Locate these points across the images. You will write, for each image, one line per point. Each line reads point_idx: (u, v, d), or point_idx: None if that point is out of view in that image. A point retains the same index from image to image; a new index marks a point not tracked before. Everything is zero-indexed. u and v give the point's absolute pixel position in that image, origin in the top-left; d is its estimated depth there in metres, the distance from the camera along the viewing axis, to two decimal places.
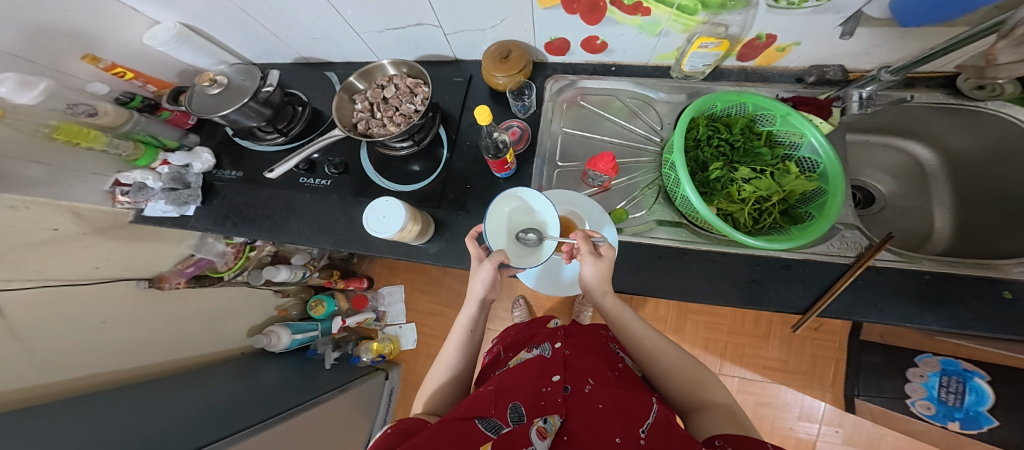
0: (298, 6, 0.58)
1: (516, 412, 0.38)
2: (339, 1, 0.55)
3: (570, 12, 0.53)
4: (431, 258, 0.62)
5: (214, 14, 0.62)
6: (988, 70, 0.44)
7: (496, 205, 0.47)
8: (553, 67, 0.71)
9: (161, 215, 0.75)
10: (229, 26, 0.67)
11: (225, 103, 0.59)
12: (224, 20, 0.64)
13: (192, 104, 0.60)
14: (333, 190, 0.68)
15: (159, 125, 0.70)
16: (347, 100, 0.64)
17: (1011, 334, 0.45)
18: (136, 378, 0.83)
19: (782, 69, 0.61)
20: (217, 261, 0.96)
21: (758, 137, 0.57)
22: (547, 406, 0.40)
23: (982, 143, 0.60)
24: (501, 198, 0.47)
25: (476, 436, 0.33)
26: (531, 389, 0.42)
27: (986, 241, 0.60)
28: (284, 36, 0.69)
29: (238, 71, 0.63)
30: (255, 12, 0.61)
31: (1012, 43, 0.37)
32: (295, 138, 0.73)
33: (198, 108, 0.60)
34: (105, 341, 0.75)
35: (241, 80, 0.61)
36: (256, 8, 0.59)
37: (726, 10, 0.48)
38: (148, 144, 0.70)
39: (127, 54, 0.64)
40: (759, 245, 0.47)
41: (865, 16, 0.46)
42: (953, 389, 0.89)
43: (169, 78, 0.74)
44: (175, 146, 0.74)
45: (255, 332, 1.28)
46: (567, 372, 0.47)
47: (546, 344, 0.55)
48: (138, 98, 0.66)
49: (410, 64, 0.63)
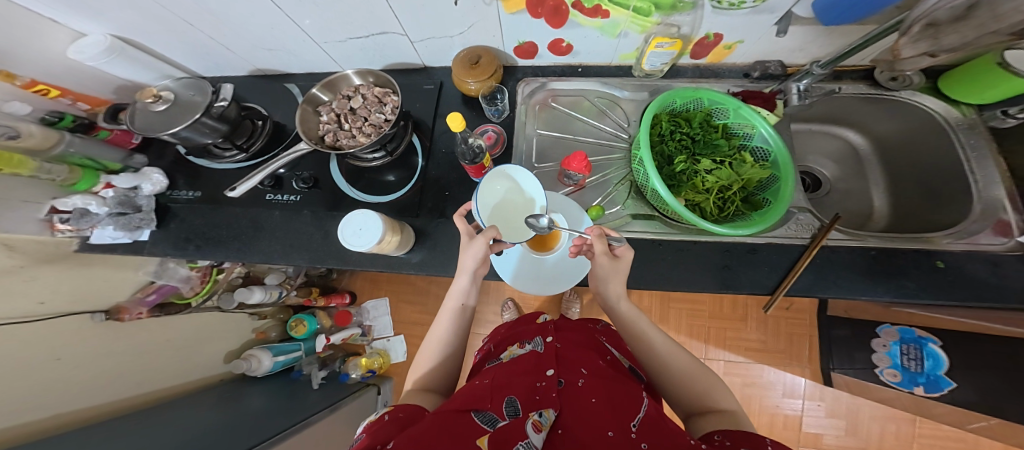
0: (246, 17, 0.56)
1: (511, 405, 0.38)
2: (294, 11, 0.54)
3: (536, 16, 0.55)
4: (414, 269, 0.61)
5: (153, 27, 0.59)
6: (895, 64, 0.47)
7: (487, 179, 0.51)
8: (523, 70, 0.72)
9: (111, 241, 0.69)
10: (168, 38, 0.63)
11: (174, 120, 0.56)
12: (162, 31, 0.61)
13: (134, 122, 0.57)
14: (303, 205, 0.65)
15: (99, 147, 0.64)
16: (311, 112, 0.61)
17: (949, 299, 0.49)
18: (104, 416, 0.77)
19: (730, 65, 0.65)
20: (181, 286, 0.91)
21: (716, 130, 0.59)
22: (542, 401, 0.40)
23: (903, 128, 0.66)
24: (491, 174, 0.51)
25: (472, 429, 0.33)
26: (525, 383, 0.43)
27: (916, 217, 0.65)
28: (236, 48, 0.67)
29: (186, 85, 0.60)
30: (200, 23, 0.58)
31: (913, 39, 0.40)
32: (256, 155, 0.70)
33: (141, 126, 0.56)
34: (62, 379, 0.70)
35: (190, 95, 0.58)
36: (199, 17, 0.56)
37: (676, 11, 0.51)
38: (87, 168, 0.65)
39: (53, 71, 0.58)
40: (724, 232, 0.49)
41: (795, 16, 0.50)
42: (913, 356, 0.94)
43: (106, 95, 0.69)
44: (117, 168, 0.69)
45: (232, 358, 1.22)
46: (560, 366, 0.48)
47: (538, 339, 0.55)
48: (69, 118, 0.62)
49: (377, 74, 0.62)
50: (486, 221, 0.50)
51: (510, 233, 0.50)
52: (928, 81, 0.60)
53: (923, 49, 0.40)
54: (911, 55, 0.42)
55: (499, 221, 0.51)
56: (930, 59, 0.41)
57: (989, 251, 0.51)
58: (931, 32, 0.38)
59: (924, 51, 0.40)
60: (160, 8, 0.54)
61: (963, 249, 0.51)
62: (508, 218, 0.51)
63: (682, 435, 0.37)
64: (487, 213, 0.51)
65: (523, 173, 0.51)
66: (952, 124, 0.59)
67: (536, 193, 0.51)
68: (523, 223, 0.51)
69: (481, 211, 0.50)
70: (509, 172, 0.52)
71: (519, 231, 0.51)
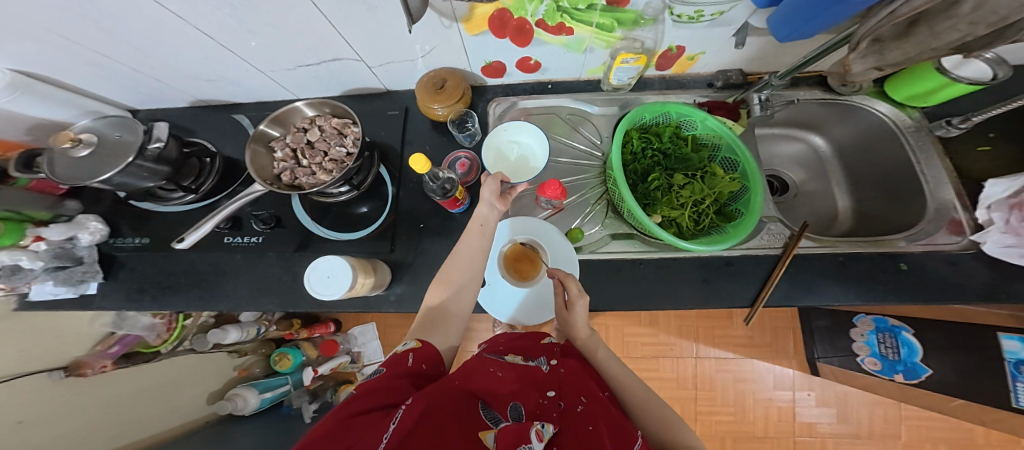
0: (175, 46, 0.52)
1: (516, 411, 0.36)
2: (225, 38, 0.51)
3: (499, 36, 0.54)
4: (393, 306, 0.58)
5: (74, 62, 0.54)
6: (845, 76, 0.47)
7: (490, 137, 0.62)
8: (493, 90, 0.70)
9: (52, 297, 0.63)
10: (91, 73, 0.58)
11: (100, 165, 0.50)
12: (83, 67, 0.56)
13: (53, 168, 0.49)
14: (267, 247, 0.62)
15: (22, 196, 0.56)
16: (263, 151, 0.57)
17: (917, 299, 0.50)
18: None
19: (695, 75, 0.65)
20: (145, 335, 0.86)
21: (686, 143, 0.59)
22: (544, 415, 0.37)
23: (859, 135, 0.67)
24: (495, 132, 0.62)
25: (474, 419, 0.31)
26: (531, 398, 0.39)
27: (876, 219, 0.66)
28: (167, 78, 0.62)
29: (112, 124, 0.54)
30: (121, 56, 0.54)
31: (860, 54, 0.39)
32: (207, 194, 0.66)
33: (61, 173, 0.49)
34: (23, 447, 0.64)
35: (116, 135, 0.53)
36: (118, 49, 0.52)
37: (638, 26, 0.51)
38: (9, 221, 0.54)
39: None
40: (700, 248, 0.49)
41: (751, 26, 0.50)
42: (889, 344, 0.97)
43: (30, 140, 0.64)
44: (44, 217, 0.60)
45: (216, 398, 1.16)
46: (562, 389, 0.44)
47: (541, 358, 0.51)
48: None
49: (332, 104, 0.58)
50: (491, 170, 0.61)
51: (514, 176, 0.60)
52: (876, 87, 0.61)
53: (873, 63, 0.40)
54: (861, 69, 0.41)
55: (504, 168, 0.61)
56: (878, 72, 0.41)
57: (947, 250, 0.52)
58: (876, 48, 0.38)
59: (873, 65, 0.39)
60: (71, 42, 0.49)
61: (922, 249, 0.52)
62: (511, 166, 0.61)
63: None
64: (493, 164, 0.61)
65: (520, 128, 0.61)
66: (902, 127, 0.61)
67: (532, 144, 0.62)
68: (524, 169, 0.60)
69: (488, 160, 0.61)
70: (509, 129, 0.62)
71: (521, 174, 0.60)
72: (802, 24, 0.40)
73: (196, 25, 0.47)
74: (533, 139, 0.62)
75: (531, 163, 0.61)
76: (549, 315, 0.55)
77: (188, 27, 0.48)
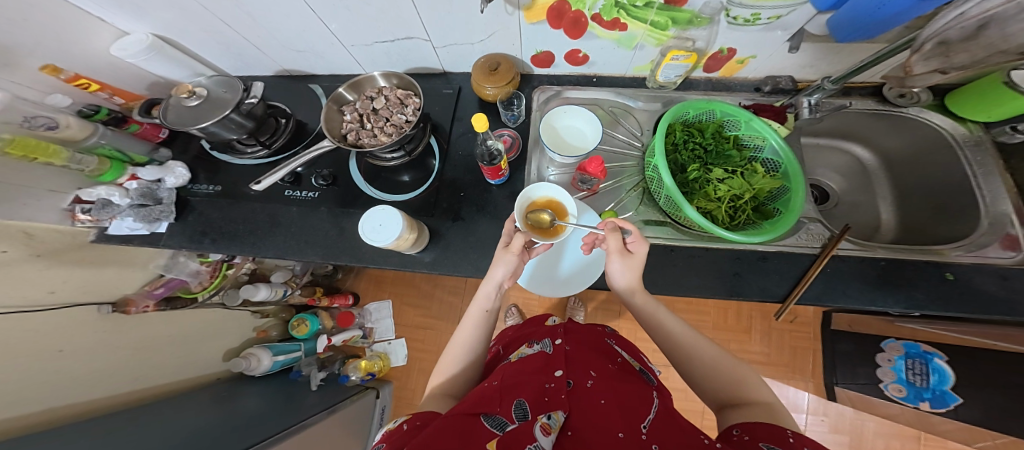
0: (282, 18, 0.58)
1: (520, 408, 0.38)
2: (326, 13, 0.56)
3: (555, 27, 0.57)
4: (427, 268, 0.62)
5: (191, 26, 0.61)
6: (904, 81, 0.47)
7: (550, 113, 0.66)
8: (539, 79, 0.74)
9: (128, 232, 0.69)
10: (207, 41, 0.66)
11: (203, 116, 0.57)
12: (200, 32, 0.63)
13: (167, 115, 0.58)
14: (320, 202, 0.67)
15: (128, 140, 0.66)
16: (336, 111, 0.63)
17: (958, 311, 0.50)
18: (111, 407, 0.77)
19: (742, 79, 0.67)
20: (190, 281, 0.92)
21: (727, 141, 0.61)
22: (551, 402, 0.39)
23: (907, 143, 0.68)
24: (556, 110, 0.66)
25: (482, 433, 0.33)
26: (535, 384, 0.42)
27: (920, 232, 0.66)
28: (268, 48, 0.68)
29: (219, 83, 0.61)
30: (237, 24, 0.60)
31: (923, 56, 0.40)
32: (277, 151, 0.72)
33: (173, 120, 0.57)
34: (65, 371, 0.68)
35: (221, 92, 0.60)
36: (235, 17, 0.58)
37: (692, 25, 0.53)
38: (114, 160, 0.65)
39: (91, 64, 0.59)
40: (738, 239, 0.50)
41: (807, 32, 0.52)
42: (918, 371, 0.99)
43: (139, 91, 0.71)
44: (144, 161, 0.70)
45: (231, 356, 1.21)
46: (569, 366, 0.47)
47: (546, 340, 0.54)
48: (104, 111, 0.64)
49: (400, 76, 0.63)
50: (545, 140, 0.65)
51: (567, 152, 0.64)
52: (935, 100, 0.63)
53: (934, 67, 0.41)
54: (921, 73, 0.42)
55: (557, 143, 0.65)
56: (941, 78, 0.41)
57: (998, 264, 0.52)
58: (942, 50, 0.39)
59: (936, 69, 0.40)
60: (201, 8, 0.56)
61: (971, 261, 0.52)
62: (563, 144, 0.66)
63: (690, 433, 0.38)
64: (546, 136, 0.65)
65: (581, 112, 0.65)
66: (959, 140, 0.61)
67: (585, 127, 0.66)
68: (575, 149, 0.65)
69: (543, 132, 0.65)
70: (568, 110, 0.66)
71: (572, 152, 0.65)
72: (866, 24, 0.47)
73: (308, 2, 0.53)
74: (586, 124, 0.66)
75: (583, 146, 0.65)
76: (567, 293, 0.59)
77: (298, 2, 0.53)
